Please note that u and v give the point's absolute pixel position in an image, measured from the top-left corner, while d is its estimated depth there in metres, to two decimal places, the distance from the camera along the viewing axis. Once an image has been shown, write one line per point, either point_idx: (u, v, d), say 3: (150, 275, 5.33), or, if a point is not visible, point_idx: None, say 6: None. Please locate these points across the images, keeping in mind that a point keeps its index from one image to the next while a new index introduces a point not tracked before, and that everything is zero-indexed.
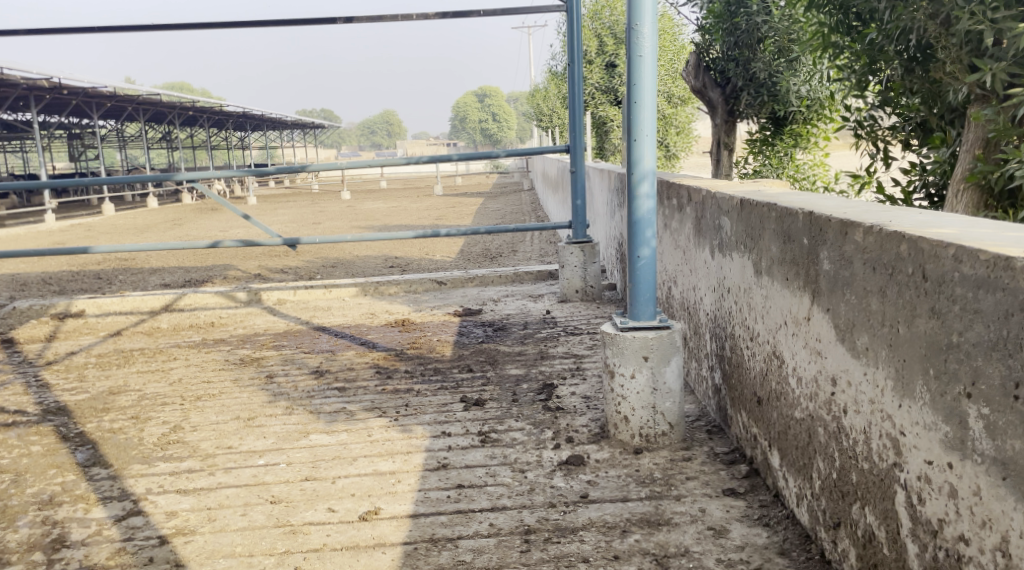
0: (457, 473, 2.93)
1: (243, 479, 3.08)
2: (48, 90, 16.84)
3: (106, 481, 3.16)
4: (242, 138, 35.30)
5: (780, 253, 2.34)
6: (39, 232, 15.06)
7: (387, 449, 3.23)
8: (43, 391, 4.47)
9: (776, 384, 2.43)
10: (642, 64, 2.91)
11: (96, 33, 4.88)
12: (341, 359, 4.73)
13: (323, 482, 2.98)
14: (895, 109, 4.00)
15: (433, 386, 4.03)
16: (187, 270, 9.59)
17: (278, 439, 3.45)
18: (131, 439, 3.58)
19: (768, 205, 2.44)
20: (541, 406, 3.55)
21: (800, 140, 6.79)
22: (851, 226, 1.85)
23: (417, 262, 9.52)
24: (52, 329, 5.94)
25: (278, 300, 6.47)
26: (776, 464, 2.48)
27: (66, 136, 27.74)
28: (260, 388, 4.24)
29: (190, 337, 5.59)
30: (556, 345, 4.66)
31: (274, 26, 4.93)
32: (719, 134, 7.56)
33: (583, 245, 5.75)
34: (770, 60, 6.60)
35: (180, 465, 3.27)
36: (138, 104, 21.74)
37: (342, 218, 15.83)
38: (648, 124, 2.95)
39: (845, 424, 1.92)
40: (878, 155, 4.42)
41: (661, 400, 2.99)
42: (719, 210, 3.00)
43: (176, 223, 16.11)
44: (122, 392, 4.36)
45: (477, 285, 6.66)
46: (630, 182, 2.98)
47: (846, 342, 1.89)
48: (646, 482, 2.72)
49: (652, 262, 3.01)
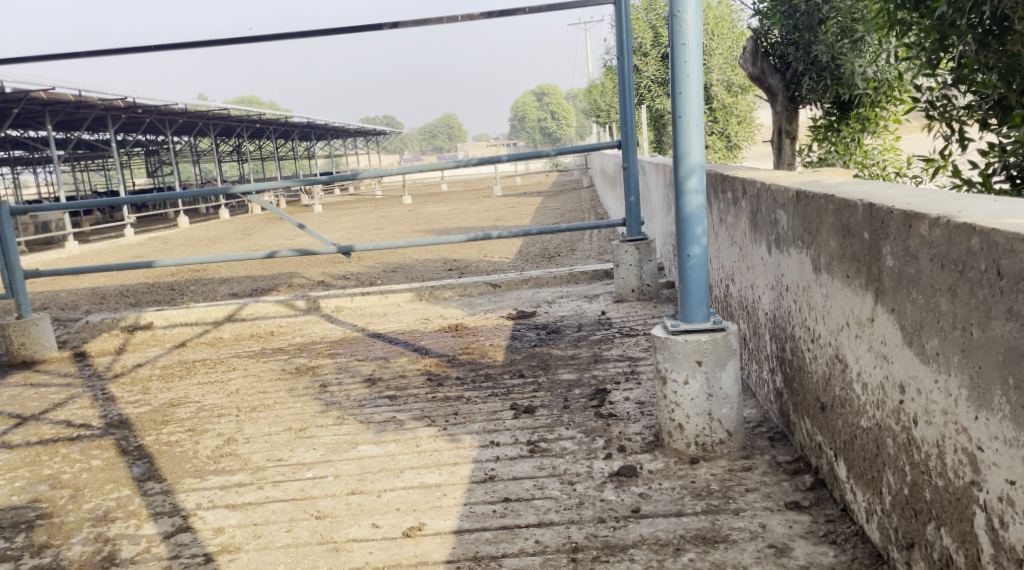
0: (505, 486, 2.81)
1: (290, 493, 3.01)
2: (122, 109, 17.31)
3: (159, 496, 3.12)
4: (307, 147, 35.81)
5: (840, 249, 2.17)
6: (118, 247, 15.47)
7: (435, 460, 3.12)
8: (108, 404, 4.49)
9: (840, 390, 2.26)
10: (686, 53, 2.75)
11: (148, 51, 4.93)
12: (395, 366, 4.66)
13: (369, 496, 2.89)
14: (969, 87, 3.74)
15: (484, 393, 3.93)
16: (255, 279, 9.68)
17: (327, 451, 3.38)
18: (185, 452, 3.55)
19: (825, 197, 2.27)
20: (593, 413, 3.41)
21: (868, 124, 6.49)
22: (914, 218, 1.68)
23: (476, 264, 9.44)
24: (122, 341, 6.00)
25: (336, 307, 6.44)
26: (844, 476, 2.30)
27: (141, 153, 28.54)
28: (314, 398, 4.19)
29: (249, 347, 5.59)
30: (611, 348, 4.51)
31: (321, 35, 4.90)
32: (780, 122, 7.29)
33: (638, 243, 5.59)
34: (832, 42, 6.32)
35: (231, 478, 3.21)
36: (207, 119, 22.21)
37: (405, 222, 15.88)
38: (695, 114, 2.79)
39: (916, 435, 1.75)
40: (953, 136, 4.18)
41: (718, 407, 2.83)
42: (775, 203, 2.83)
43: (246, 234, 16.38)
44: (182, 404, 4.35)
45: (532, 287, 6.54)
46: (677, 177, 2.83)
47: (914, 346, 1.72)
48: (702, 495, 2.56)
49: (703, 261, 2.85)
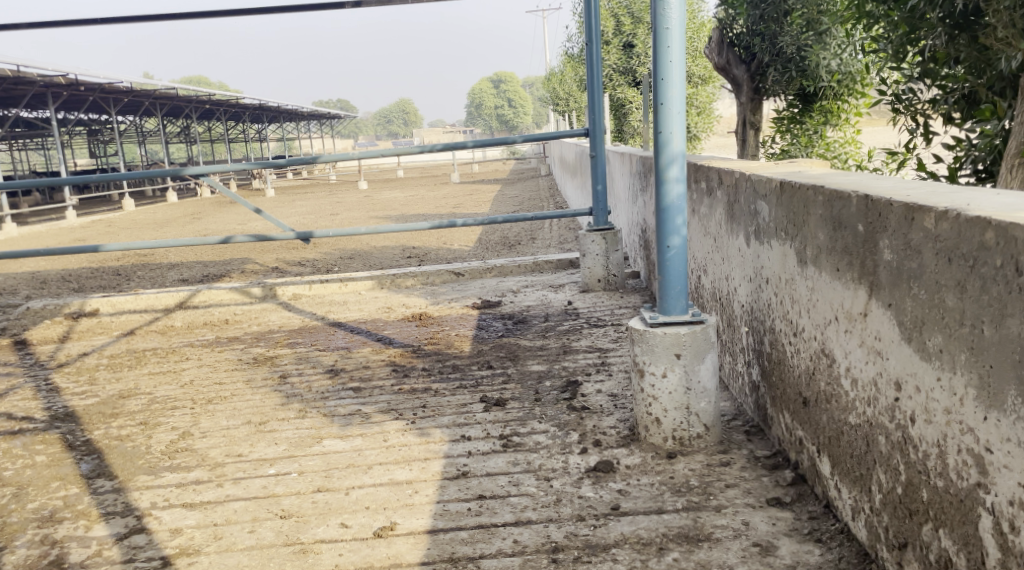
0: (479, 482, 2.73)
1: (252, 491, 2.89)
2: (64, 86, 16.75)
3: (110, 495, 2.98)
4: (259, 130, 35.17)
5: (829, 241, 2.12)
6: (59, 230, 15.02)
7: (404, 456, 3.03)
8: (52, 395, 4.31)
9: (824, 385, 2.22)
10: (669, 37, 2.68)
11: (96, 24, 4.72)
12: (358, 357, 4.54)
13: (336, 494, 2.79)
14: (938, 81, 3.71)
15: (452, 385, 3.84)
16: (205, 265, 9.45)
17: (290, 446, 3.26)
18: (137, 447, 3.40)
19: (813, 188, 2.22)
20: (566, 406, 3.34)
21: (830, 117, 6.47)
22: (918, 211, 1.64)
23: (435, 251, 9.33)
24: (66, 329, 5.79)
25: (293, 295, 6.29)
26: (827, 472, 2.26)
27: (85, 133, 27.76)
28: (273, 389, 4.06)
29: (203, 335, 5.43)
30: (579, 339, 4.45)
31: (280, 12, 4.74)
32: (744, 113, 7.30)
33: (605, 232, 5.53)
34: (798, 34, 6.33)
35: (188, 475, 3.08)
36: (154, 98, 21.64)
37: (360, 208, 15.67)
38: (677, 101, 2.72)
39: (912, 434, 1.71)
40: (918, 129, 4.15)
41: (696, 400, 2.78)
42: (755, 194, 2.79)
43: (194, 218, 16.00)
44: (133, 395, 4.19)
45: (496, 276, 6.45)
46: (657, 166, 2.77)
47: (914, 342, 1.67)
48: (682, 491, 2.51)
49: (682, 252, 2.79)
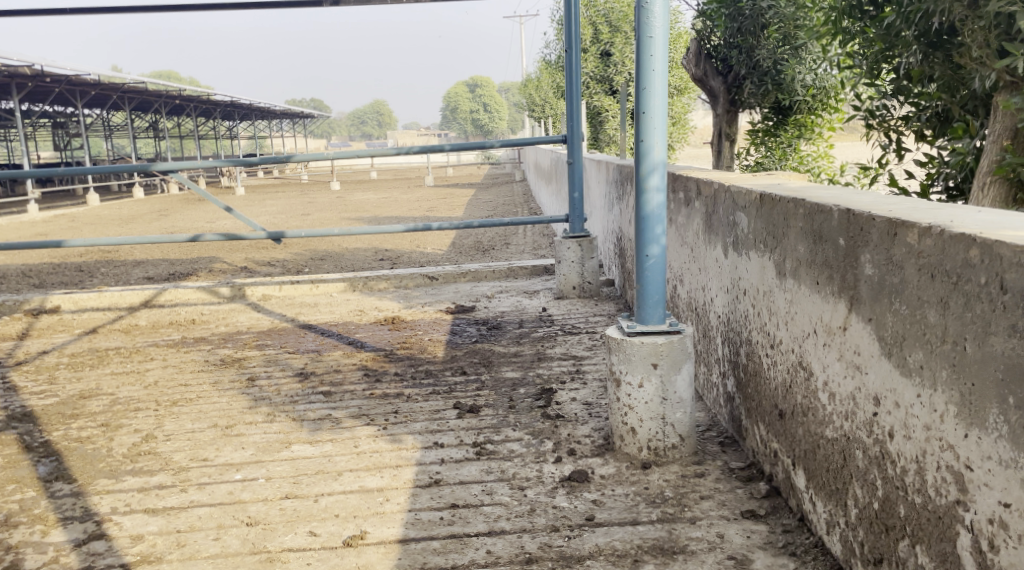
0: (451, 491, 2.69)
1: (218, 497, 2.83)
2: (30, 77, 16.46)
3: (69, 499, 2.91)
4: (231, 128, 34.84)
5: (809, 254, 2.11)
6: (22, 223, 14.77)
7: (375, 462, 2.99)
8: (10, 394, 4.21)
9: (801, 398, 2.21)
10: (652, 46, 2.67)
11: (68, 15, 4.63)
12: (329, 360, 4.49)
13: (304, 501, 2.74)
14: (912, 97, 3.73)
15: (425, 391, 3.80)
16: (172, 263, 9.32)
17: (257, 451, 3.21)
18: (98, 450, 3.33)
19: (794, 200, 2.22)
20: (540, 414, 3.32)
21: (804, 131, 6.53)
22: (901, 227, 1.64)
23: (408, 255, 9.26)
24: (25, 326, 5.68)
25: (263, 296, 6.21)
26: (801, 485, 2.26)
27: (51, 125, 27.32)
28: (241, 392, 4.00)
29: (169, 335, 5.34)
30: (554, 346, 4.43)
31: (256, 9, 4.68)
32: (720, 124, 7.30)
33: (581, 239, 5.52)
34: (775, 48, 6.25)
35: (151, 480, 3.02)
36: (123, 93, 21.35)
37: (332, 209, 15.57)
38: (660, 110, 2.71)
39: (890, 450, 1.71)
40: (891, 145, 4.17)
41: (671, 411, 2.77)
42: (734, 206, 2.79)
43: (161, 214, 15.79)
44: (94, 396, 4.10)
45: (470, 281, 6.42)
46: (637, 174, 2.76)
47: (894, 357, 1.67)
48: (657, 503, 2.50)
49: (661, 262, 2.79)
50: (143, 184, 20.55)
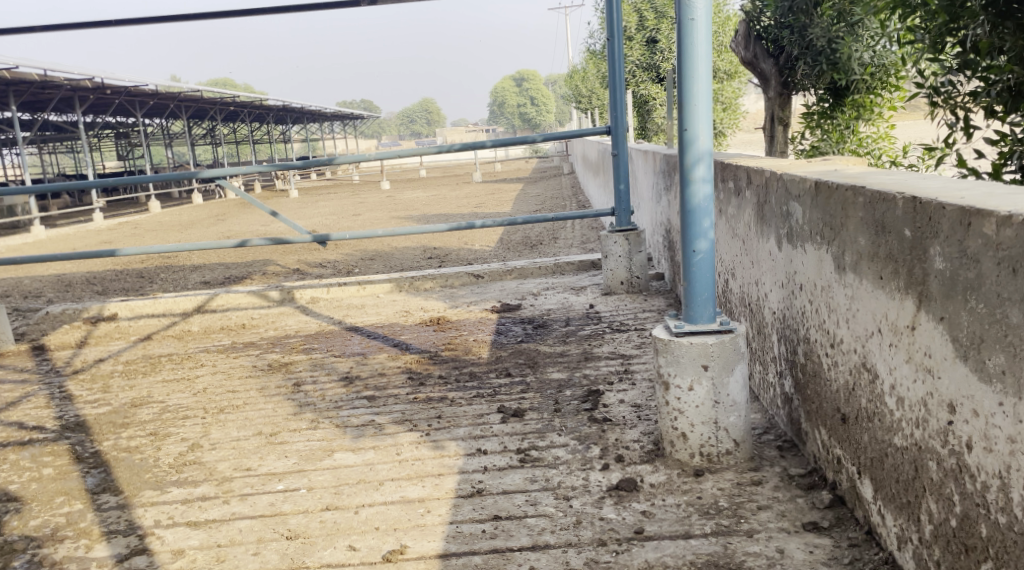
0: (494, 501, 2.58)
1: (259, 509, 2.72)
2: (91, 90, 16.82)
3: (114, 512, 2.79)
4: (283, 131, 35.30)
5: (871, 247, 1.95)
6: (86, 232, 15.11)
7: (417, 471, 2.87)
8: (64, 404, 4.21)
9: (866, 402, 2.04)
10: (694, 30, 2.52)
11: (112, 26, 4.64)
12: (373, 363, 4.41)
13: (345, 512, 2.63)
14: (979, 73, 3.49)
15: (468, 394, 3.70)
16: (227, 267, 9.39)
17: (300, 459, 3.08)
18: (145, 460, 3.21)
19: (853, 189, 2.05)
20: (586, 418, 3.19)
21: (863, 111, 6.20)
22: (976, 215, 1.48)
23: (455, 252, 9.19)
24: (84, 334, 5.71)
25: (311, 298, 6.17)
26: (868, 495, 2.09)
27: (110, 136, 27.95)
28: (287, 398, 3.93)
29: (219, 341, 5.31)
30: (601, 345, 4.29)
31: (295, 12, 4.62)
32: (772, 108, 7.05)
33: (628, 233, 5.38)
34: (828, 26, 6.02)
35: (195, 491, 2.89)
36: (180, 101, 21.71)
37: (383, 208, 15.61)
38: (703, 97, 2.56)
39: (968, 463, 1.54)
40: (958, 124, 3.92)
41: (724, 415, 2.62)
42: (788, 195, 2.62)
43: (218, 219, 16.01)
44: (145, 404, 4.06)
45: (516, 278, 6.30)
46: (683, 165, 2.61)
47: (971, 361, 1.50)
48: (711, 513, 2.35)
49: (710, 257, 2.63)
50: (198, 189, 20.89)
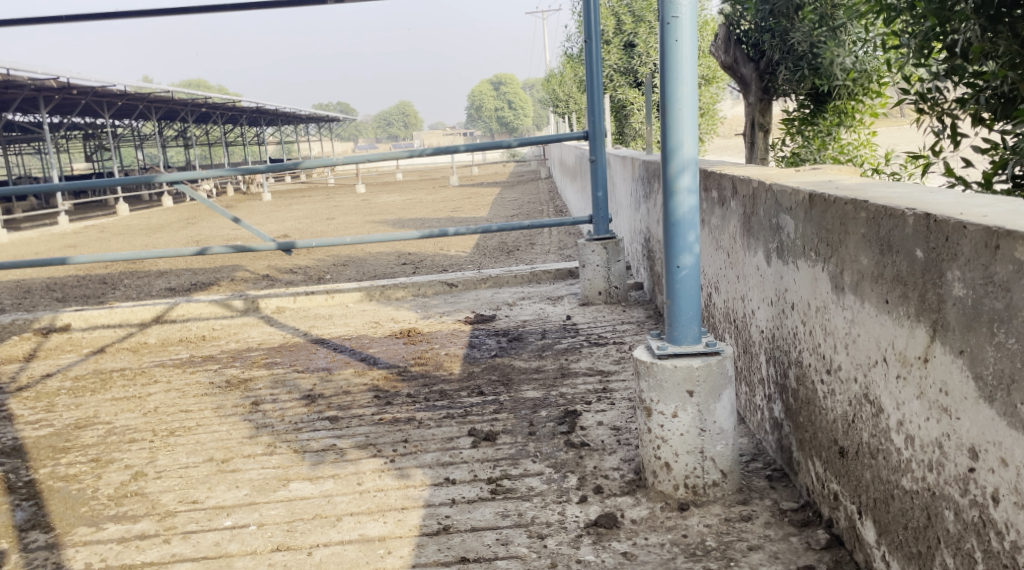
0: (461, 540, 2.37)
1: (202, 550, 2.48)
2: (56, 90, 16.43)
3: (41, 553, 2.55)
4: (258, 134, 34.88)
5: (874, 267, 1.76)
6: (50, 236, 14.71)
7: (379, 504, 2.65)
8: (4, 424, 3.94)
9: (868, 436, 1.86)
10: (677, 29, 2.32)
11: (63, 22, 4.40)
12: (338, 380, 4.17)
13: (297, 554, 2.40)
14: (965, 80, 3.23)
15: (437, 415, 3.47)
16: (194, 273, 9.10)
17: (252, 490, 2.85)
18: (83, 491, 2.97)
19: (853, 202, 1.87)
20: (563, 442, 2.99)
21: (844, 117, 6.01)
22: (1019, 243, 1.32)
23: (430, 258, 8.94)
24: (34, 347, 5.43)
25: (277, 308, 5.91)
26: (870, 539, 1.91)
27: (80, 137, 27.43)
28: (243, 419, 3.68)
29: (176, 354, 5.05)
30: (578, 360, 4.09)
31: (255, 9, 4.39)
32: (753, 113, 6.91)
33: (606, 241, 5.18)
34: (810, 30, 5.84)
35: (133, 528, 2.65)
36: (150, 103, 21.31)
37: (356, 212, 15.31)
38: (689, 101, 2.37)
39: (994, 517, 1.42)
40: (945, 131, 3.67)
41: (711, 443, 2.43)
42: (778, 206, 2.43)
43: (188, 223, 15.65)
44: (90, 425, 3.80)
45: (491, 287, 6.08)
46: (666, 174, 2.41)
47: (999, 403, 1.38)
48: (698, 555, 2.17)
49: (695, 274, 2.44)
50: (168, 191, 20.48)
